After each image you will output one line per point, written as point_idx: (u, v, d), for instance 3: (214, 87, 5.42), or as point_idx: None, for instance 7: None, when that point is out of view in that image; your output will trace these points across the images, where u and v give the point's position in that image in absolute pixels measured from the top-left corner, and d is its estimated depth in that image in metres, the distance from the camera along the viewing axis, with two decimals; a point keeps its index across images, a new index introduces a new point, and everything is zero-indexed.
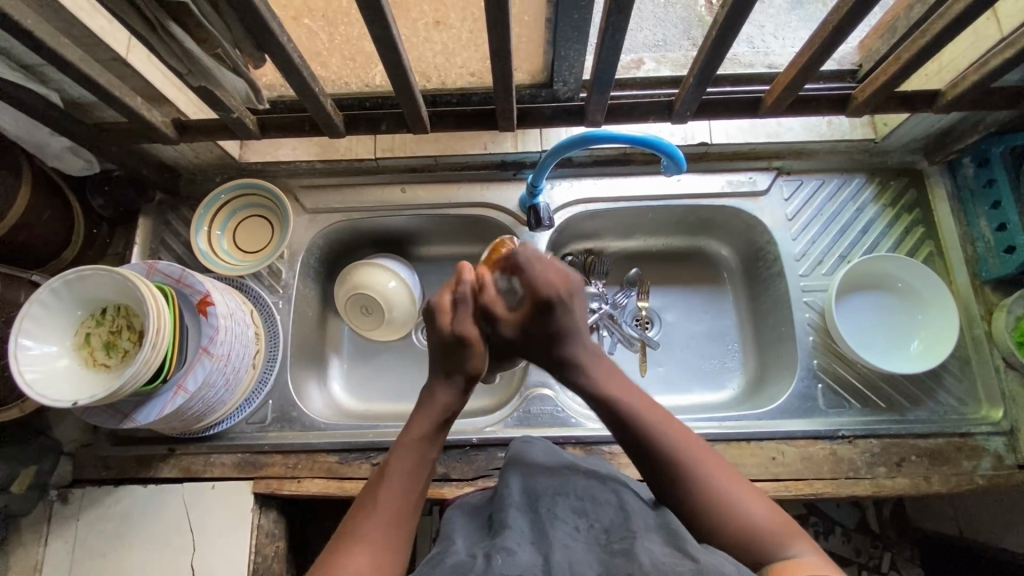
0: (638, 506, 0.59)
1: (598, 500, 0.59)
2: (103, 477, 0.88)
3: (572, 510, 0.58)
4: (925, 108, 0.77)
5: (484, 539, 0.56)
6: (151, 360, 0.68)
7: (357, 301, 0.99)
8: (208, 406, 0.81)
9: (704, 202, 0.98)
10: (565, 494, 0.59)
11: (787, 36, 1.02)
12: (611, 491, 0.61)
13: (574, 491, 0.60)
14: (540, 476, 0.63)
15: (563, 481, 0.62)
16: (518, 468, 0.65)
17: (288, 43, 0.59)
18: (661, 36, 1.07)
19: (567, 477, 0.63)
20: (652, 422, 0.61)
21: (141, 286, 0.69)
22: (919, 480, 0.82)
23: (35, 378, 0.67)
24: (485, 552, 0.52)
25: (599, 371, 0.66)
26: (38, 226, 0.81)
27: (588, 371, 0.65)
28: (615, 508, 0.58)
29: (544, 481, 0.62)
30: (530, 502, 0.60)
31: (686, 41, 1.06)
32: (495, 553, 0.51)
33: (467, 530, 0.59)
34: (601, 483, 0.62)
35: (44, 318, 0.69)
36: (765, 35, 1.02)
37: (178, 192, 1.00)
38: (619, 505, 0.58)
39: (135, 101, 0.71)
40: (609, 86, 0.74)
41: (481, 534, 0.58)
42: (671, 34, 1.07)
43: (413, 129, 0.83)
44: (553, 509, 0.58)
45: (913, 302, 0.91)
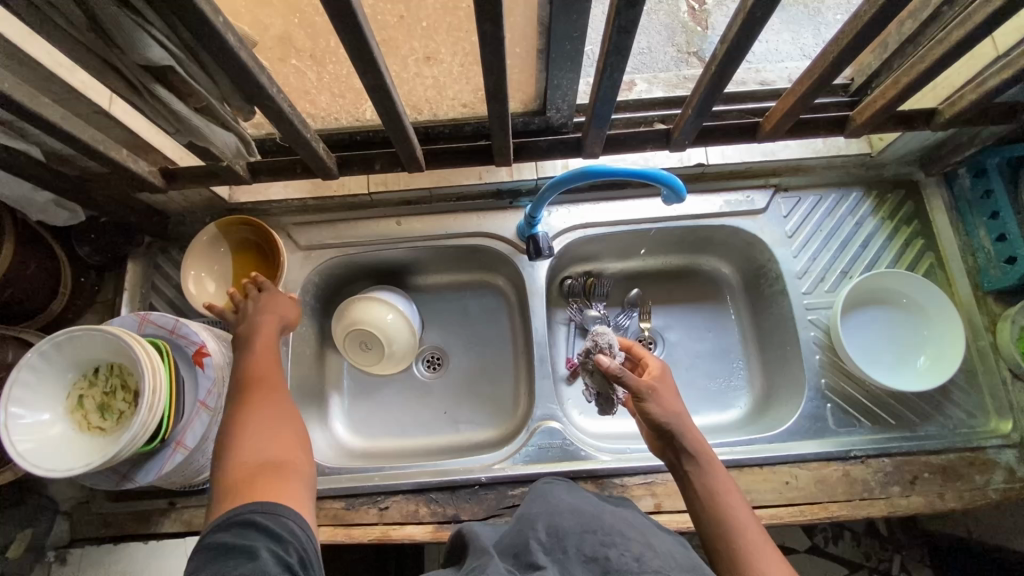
0: (664, 543, 0.59)
1: (624, 536, 0.58)
2: (102, 534, 0.86)
3: (597, 542, 0.56)
4: (922, 126, 0.77)
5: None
6: (149, 423, 0.66)
7: (362, 337, 0.96)
8: (209, 458, 0.79)
9: (702, 223, 0.97)
10: (592, 530, 0.58)
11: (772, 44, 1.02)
12: (641, 532, 0.60)
13: (602, 527, 0.59)
14: (563, 514, 0.62)
15: (586, 517, 0.61)
16: (545, 506, 0.64)
17: (278, 94, 0.58)
18: (647, 44, 1.06)
19: (592, 515, 0.61)
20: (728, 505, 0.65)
21: (135, 347, 0.67)
22: (933, 498, 0.82)
23: (28, 449, 0.64)
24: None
25: (694, 444, 0.69)
26: (22, 282, 0.79)
27: (686, 442, 0.69)
28: (642, 545, 0.57)
29: (567, 517, 0.61)
30: (557, 541, 0.58)
31: (672, 48, 1.05)
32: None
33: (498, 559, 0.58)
34: (625, 524, 0.61)
35: (35, 383, 0.67)
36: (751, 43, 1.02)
37: (166, 234, 0.98)
38: (647, 544, 0.57)
39: (119, 154, 0.69)
40: (608, 121, 0.73)
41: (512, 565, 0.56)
42: (656, 41, 1.06)
43: (408, 168, 0.81)
44: (581, 545, 0.56)
45: (917, 317, 0.91)
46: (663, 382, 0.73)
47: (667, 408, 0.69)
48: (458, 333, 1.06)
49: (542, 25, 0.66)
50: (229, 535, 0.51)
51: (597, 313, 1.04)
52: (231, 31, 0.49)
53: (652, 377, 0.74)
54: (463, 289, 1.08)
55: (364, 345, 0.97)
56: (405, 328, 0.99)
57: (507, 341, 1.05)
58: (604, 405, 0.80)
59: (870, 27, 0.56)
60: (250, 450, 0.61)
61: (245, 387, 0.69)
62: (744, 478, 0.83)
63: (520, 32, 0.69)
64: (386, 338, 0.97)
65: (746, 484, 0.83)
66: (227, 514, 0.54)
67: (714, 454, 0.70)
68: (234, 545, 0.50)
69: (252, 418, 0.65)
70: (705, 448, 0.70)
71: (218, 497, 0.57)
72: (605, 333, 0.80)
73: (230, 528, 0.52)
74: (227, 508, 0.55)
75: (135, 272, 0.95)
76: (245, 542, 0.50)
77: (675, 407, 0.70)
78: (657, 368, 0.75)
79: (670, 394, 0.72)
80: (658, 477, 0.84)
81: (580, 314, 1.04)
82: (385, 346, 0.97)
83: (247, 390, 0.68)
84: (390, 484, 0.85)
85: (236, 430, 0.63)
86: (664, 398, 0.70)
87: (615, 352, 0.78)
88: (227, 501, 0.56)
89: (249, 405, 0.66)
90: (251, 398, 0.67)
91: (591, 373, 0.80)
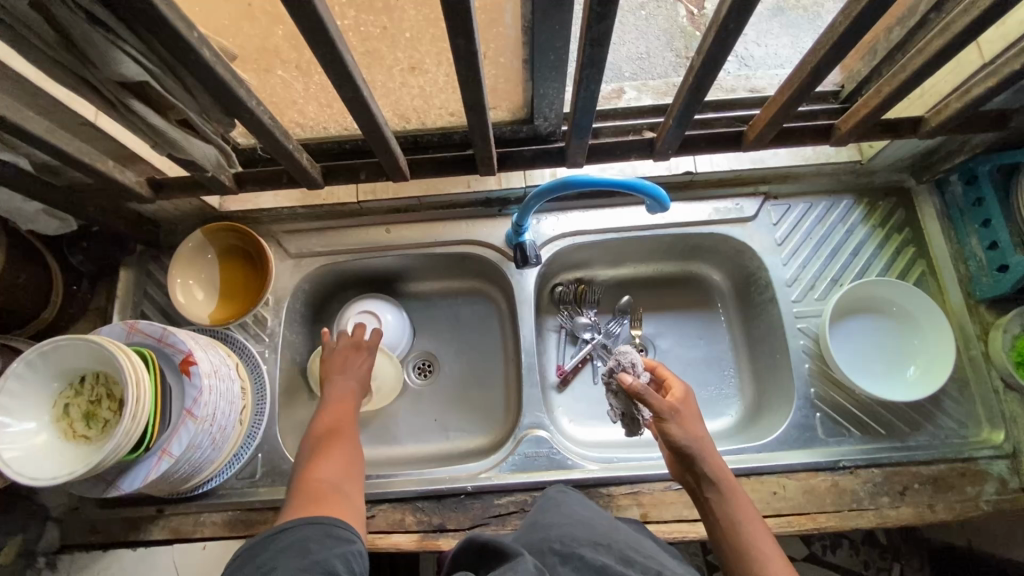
0: (677, 568, 0.60)
1: (641, 554, 0.59)
2: (92, 541, 0.86)
3: (614, 555, 0.58)
4: (909, 134, 0.77)
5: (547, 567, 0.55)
6: (132, 432, 0.67)
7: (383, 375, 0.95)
8: (195, 466, 0.79)
9: (691, 231, 0.97)
10: (607, 544, 0.59)
11: (770, 45, 1.03)
12: (650, 551, 0.62)
13: (614, 543, 0.60)
14: (575, 525, 0.63)
15: (597, 531, 0.62)
16: (556, 517, 0.66)
17: (258, 107, 0.58)
18: (644, 49, 1.06)
19: (604, 529, 0.63)
20: (748, 529, 0.66)
21: (121, 358, 0.67)
22: (923, 509, 0.81)
23: (12, 457, 0.65)
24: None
25: (715, 470, 0.69)
26: (12, 292, 0.80)
27: (706, 471, 0.69)
28: (658, 564, 0.58)
29: (578, 530, 0.62)
30: (571, 549, 0.59)
31: (670, 53, 1.06)
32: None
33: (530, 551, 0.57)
34: (638, 543, 0.62)
35: (22, 392, 0.67)
36: (748, 45, 1.03)
37: (158, 242, 0.98)
38: (661, 563, 0.59)
39: (106, 166, 0.70)
40: (588, 132, 0.73)
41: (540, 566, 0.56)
42: (654, 47, 1.06)
43: (393, 177, 0.81)
44: (595, 555, 0.57)
45: (909, 326, 0.90)
46: (687, 406, 0.73)
47: (686, 430, 0.70)
48: (449, 340, 1.07)
49: (524, 36, 0.66)
50: (306, 537, 0.58)
51: (588, 321, 1.03)
52: (207, 46, 0.49)
53: (676, 399, 0.73)
54: (455, 295, 1.08)
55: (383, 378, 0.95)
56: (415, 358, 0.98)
57: (497, 348, 1.05)
58: (630, 425, 0.79)
59: (845, 37, 0.56)
60: (325, 476, 0.71)
61: (324, 422, 0.80)
62: None
63: (504, 42, 0.69)
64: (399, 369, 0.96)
65: None
66: (310, 518, 0.61)
67: (732, 480, 0.69)
68: (312, 546, 0.57)
69: (329, 450, 0.75)
70: (726, 473, 0.69)
71: (294, 504, 0.66)
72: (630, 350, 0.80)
73: (313, 525, 0.60)
74: (301, 514, 0.63)
75: (127, 280, 0.96)
76: (316, 550, 0.56)
77: (696, 431, 0.70)
78: (681, 391, 0.75)
79: (692, 416, 0.72)
80: (644, 487, 0.84)
81: (571, 321, 1.04)
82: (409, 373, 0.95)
83: (327, 426, 0.79)
84: (375, 493, 0.85)
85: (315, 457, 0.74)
86: (684, 421, 0.71)
87: (637, 371, 0.78)
88: (302, 506, 0.65)
89: (328, 439, 0.77)
90: (330, 432, 0.78)
91: (615, 392, 0.79)
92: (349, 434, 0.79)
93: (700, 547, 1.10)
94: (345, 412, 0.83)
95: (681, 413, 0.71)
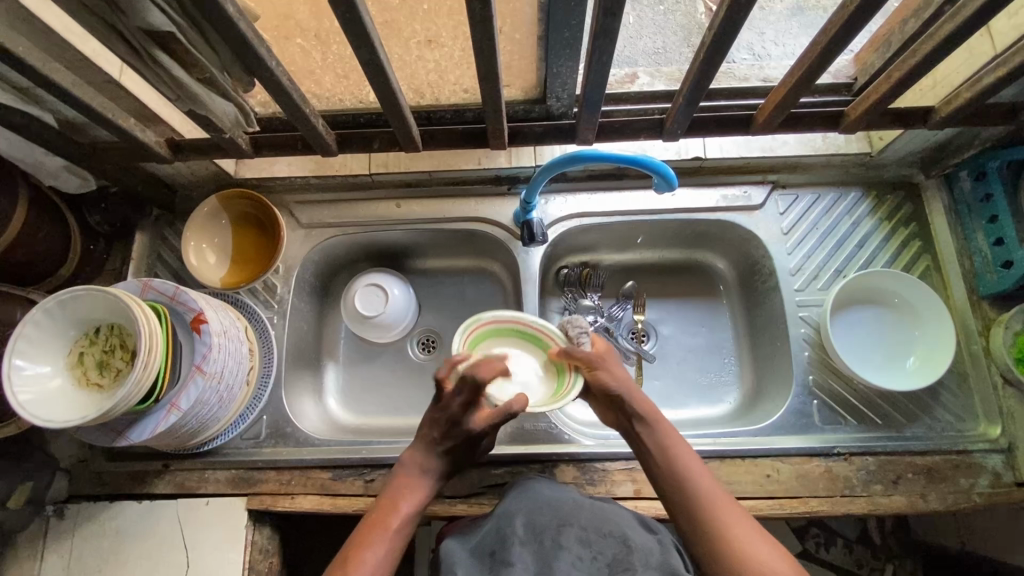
0: (640, 537, 0.66)
1: (601, 532, 0.66)
2: (98, 492, 0.89)
3: (578, 540, 0.65)
4: (919, 124, 0.77)
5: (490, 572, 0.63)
6: (143, 381, 0.69)
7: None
8: (201, 422, 0.81)
9: (697, 217, 0.97)
10: (569, 526, 0.66)
11: (787, 43, 1.03)
12: (617, 525, 0.68)
13: (577, 523, 0.67)
14: (541, 506, 0.69)
15: (562, 510, 0.69)
16: (525, 497, 0.72)
17: (277, 67, 0.59)
18: (661, 44, 1.07)
19: (568, 507, 0.69)
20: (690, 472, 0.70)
21: (137, 309, 0.69)
22: (915, 498, 0.82)
23: (27, 399, 0.67)
24: None
25: (647, 411, 0.74)
26: (33, 245, 0.82)
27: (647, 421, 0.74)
28: (617, 541, 0.65)
29: (545, 513, 0.69)
30: (534, 536, 0.66)
31: (687, 49, 1.06)
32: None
33: (470, 563, 0.65)
34: (600, 516, 0.68)
35: (38, 338, 0.69)
36: (765, 42, 1.03)
37: (174, 207, 1.00)
38: (622, 538, 0.65)
39: (127, 122, 0.71)
40: (599, 107, 0.74)
41: (485, 569, 0.64)
42: (671, 42, 1.07)
43: (405, 148, 0.82)
44: (558, 538, 0.65)
45: (909, 318, 0.90)
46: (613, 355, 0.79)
47: (615, 376, 0.76)
48: (454, 317, 1.08)
49: (540, 11, 0.67)
50: None
51: (591, 303, 1.04)
52: (232, 1, 0.51)
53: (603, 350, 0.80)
54: (462, 274, 1.10)
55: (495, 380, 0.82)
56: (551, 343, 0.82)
57: None
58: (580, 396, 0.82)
59: (855, 16, 0.57)
60: None
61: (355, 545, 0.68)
62: (726, 469, 0.84)
63: (521, 17, 0.70)
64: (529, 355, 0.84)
65: (727, 475, 0.83)
66: None
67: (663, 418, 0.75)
68: None
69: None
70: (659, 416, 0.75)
71: None
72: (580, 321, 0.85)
73: None
74: None
75: (143, 243, 0.98)
76: None
77: (618, 376, 0.77)
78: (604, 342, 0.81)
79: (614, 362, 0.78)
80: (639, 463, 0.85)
81: (574, 303, 1.05)
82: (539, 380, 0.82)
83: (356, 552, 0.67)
84: (375, 457, 0.86)
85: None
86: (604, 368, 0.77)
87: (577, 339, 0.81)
88: None
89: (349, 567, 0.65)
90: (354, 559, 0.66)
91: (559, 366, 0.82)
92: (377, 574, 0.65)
93: None
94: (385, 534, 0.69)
95: (606, 365, 0.77)
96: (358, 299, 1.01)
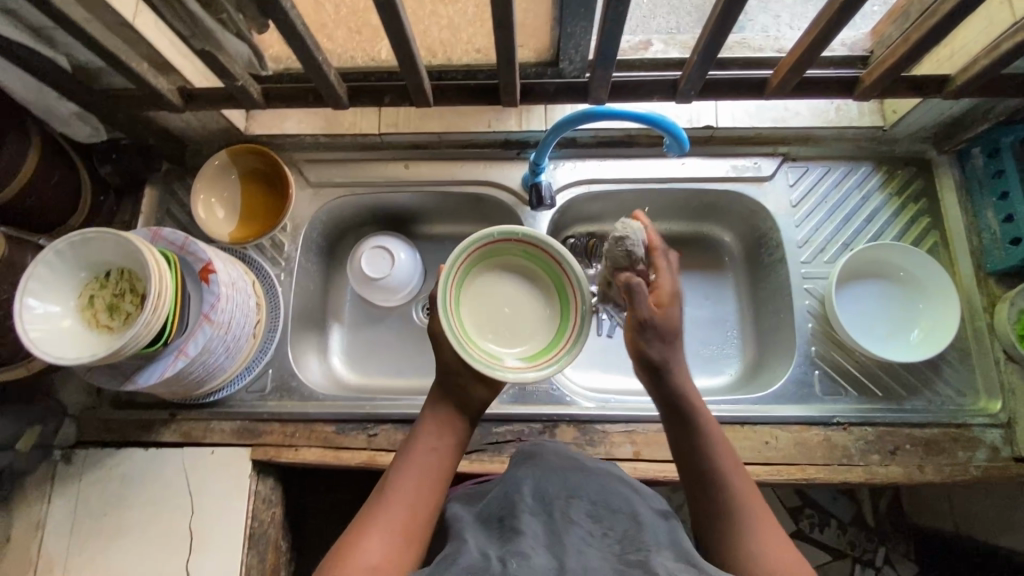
0: (652, 518, 0.63)
1: (612, 507, 0.63)
2: (105, 439, 0.90)
3: (588, 515, 0.61)
4: (934, 94, 0.77)
5: (498, 539, 0.59)
6: (152, 324, 0.69)
7: (490, 322, 0.75)
8: (208, 371, 0.82)
9: (706, 186, 0.97)
10: (580, 499, 0.63)
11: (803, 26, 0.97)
12: (626, 503, 0.64)
13: (589, 497, 0.64)
14: (550, 479, 0.66)
15: (574, 483, 0.66)
16: (534, 468, 0.69)
17: (291, 8, 0.59)
18: (674, 23, 1.02)
19: (578, 481, 0.66)
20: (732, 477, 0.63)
21: (146, 252, 0.70)
22: (912, 468, 0.82)
23: (38, 336, 0.68)
24: (500, 554, 0.56)
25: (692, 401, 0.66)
26: (45, 191, 0.83)
27: (690, 410, 0.66)
28: (628, 517, 0.61)
29: (554, 484, 0.65)
30: (543, 506, 0.63)
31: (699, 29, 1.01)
32: (510, 555, 0.55)
33: (477, 530, 0.62)
34: (611, 492, 0.66)
35: (49, 278, 0.70)
36: (781, 25, 0.98)
37: (183, 162, 1.00)
38: (632, 515, 0.62)
39: (141, 67, 0.71)
40: (612, 62, 0.73)
41: (493, 536, 0.60)
42: (684, 21, 1.02)
43: (416, 102, 0.82)
44: (568, 511, 0.61)
45: (915, 292, 0.91)
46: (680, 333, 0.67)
47: (667, 349, 0.66)
48: None
49: None
50: None
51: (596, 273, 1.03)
52: None
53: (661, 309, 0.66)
54: (468, 239, 1.10)
55: (490, 314, 0.75)
56: (558, 269, 0.74)
57: None
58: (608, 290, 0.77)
59: None
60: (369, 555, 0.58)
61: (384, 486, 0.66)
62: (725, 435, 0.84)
63: None
64: (532, 279, 0.75)
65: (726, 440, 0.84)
66: None
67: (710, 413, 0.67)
68: None
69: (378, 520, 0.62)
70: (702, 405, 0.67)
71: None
72: (636, 240, 0.70)
73: None
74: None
75: (152, 198, 0.99)
76: None
77: (669, 346, 0.66)
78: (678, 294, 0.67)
79: (677, 353, 0.67)
80: (639, 426, 0.86)
81: None
82: (542, 312, 0.75)
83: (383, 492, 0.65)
84: (378, 412, 0.88)
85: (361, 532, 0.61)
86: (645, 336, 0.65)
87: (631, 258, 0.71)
88: None
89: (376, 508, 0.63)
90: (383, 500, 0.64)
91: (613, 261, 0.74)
92: (414, 498, 0.64)
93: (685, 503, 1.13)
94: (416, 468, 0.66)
95: (660, 329, 0.65)
96: (364, 261, 1.02)
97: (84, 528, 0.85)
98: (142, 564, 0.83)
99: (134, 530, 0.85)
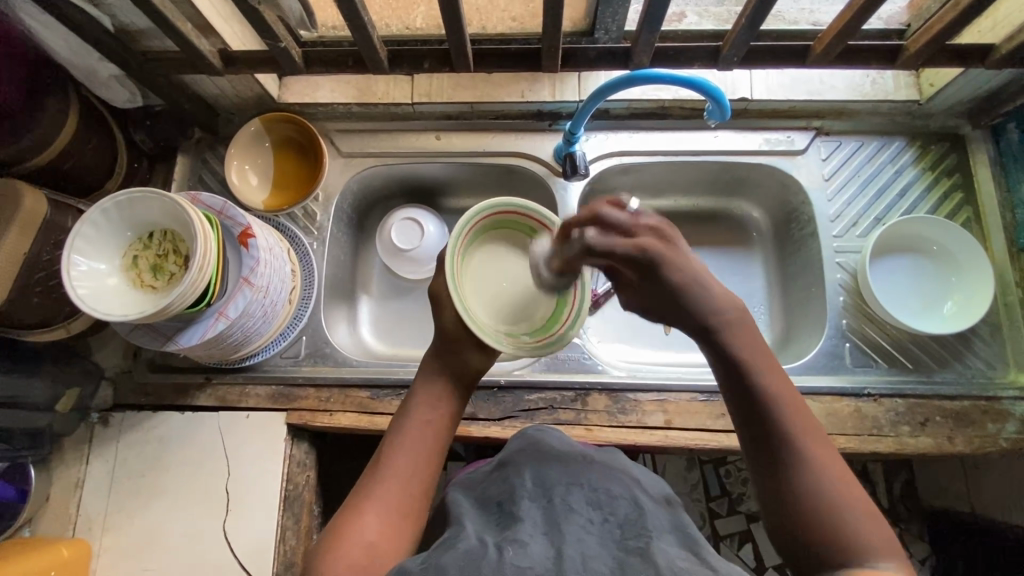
0: (652, 506, 0.61)
1: (612, 494, 0.61)
2: (143, 403, 0.91)
3: (589, 501, 0.59)
4: (977, 63, 0.77)
5: (496, 524, 0.58)
6: (198, 282, 0.70)
7: (496, 303, 0.70)
8: (246, 336, 0.83)
9: (739, 160, 0.97)
10: (580, 486, 0.61)
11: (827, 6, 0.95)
12: (627, 490, 0.62)
13: (589, 484, 0.61)
14: (552, 467, 0.64)
15: (572, 471, 0.64)
16: (533, 454, 0.67)
17: None
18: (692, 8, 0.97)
19: (578, 469, 0.64)
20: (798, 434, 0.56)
21: (191, 211, 0.70)
22: (943, 440, 0.83)
23: (86, 293, 0.69)
24: (497, 541, 0.54)
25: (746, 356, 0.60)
26: (83, 154, 0.84)
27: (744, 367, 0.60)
28: (629, 505, 0.59)
29: (556, 472, 0.63)
30: (543, 491, 0.61)
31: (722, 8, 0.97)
32: (507, 543, 0.53)
33: (476, 514, 0.61)
34: (613, 480, 0.63)
35: (95, 238, 0.71)
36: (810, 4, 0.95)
37: (216, 131, 1.00)
38: (634, 503, 0.60)
39: (186, 28, 0.72)
40: (659, 24, 0.72)
41: (491, 520, 0.59)
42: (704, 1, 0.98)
43: (456, 67, 0.81)
44: (567, 496, 0.59)
45: (947, 266, 0.91)
46: (700, 299, 0.62)
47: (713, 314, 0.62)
48: None
49: None
50: None
51: None
52: None
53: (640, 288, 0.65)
54: None
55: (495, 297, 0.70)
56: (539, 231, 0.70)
57: None
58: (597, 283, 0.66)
59: None
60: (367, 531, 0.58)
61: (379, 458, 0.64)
62: None
63: None
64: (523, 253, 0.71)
65: None
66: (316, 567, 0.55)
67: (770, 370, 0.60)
68: None
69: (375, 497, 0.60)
70: (756, 355, 0.61)
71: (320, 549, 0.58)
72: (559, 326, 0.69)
73: None
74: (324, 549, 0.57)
75: (185, 165, 0.99)
76: None
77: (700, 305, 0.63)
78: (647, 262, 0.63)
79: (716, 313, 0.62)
80: (670, 395, 0.87)
81: None
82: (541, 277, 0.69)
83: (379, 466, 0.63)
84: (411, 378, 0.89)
85: (358, 505, 0.60)
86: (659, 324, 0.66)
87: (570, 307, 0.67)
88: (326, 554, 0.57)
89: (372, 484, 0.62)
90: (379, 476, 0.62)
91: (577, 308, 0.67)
92: (412, 473, 0.63)
93: (701, 479, 1.14)
94: (411, 442, 0.64)
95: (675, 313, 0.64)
96: (394, 232, 1.02)
97: (122, 489, 0.87)
98: (178, 524, 0.85)
99: (171, 491, 0.86)
